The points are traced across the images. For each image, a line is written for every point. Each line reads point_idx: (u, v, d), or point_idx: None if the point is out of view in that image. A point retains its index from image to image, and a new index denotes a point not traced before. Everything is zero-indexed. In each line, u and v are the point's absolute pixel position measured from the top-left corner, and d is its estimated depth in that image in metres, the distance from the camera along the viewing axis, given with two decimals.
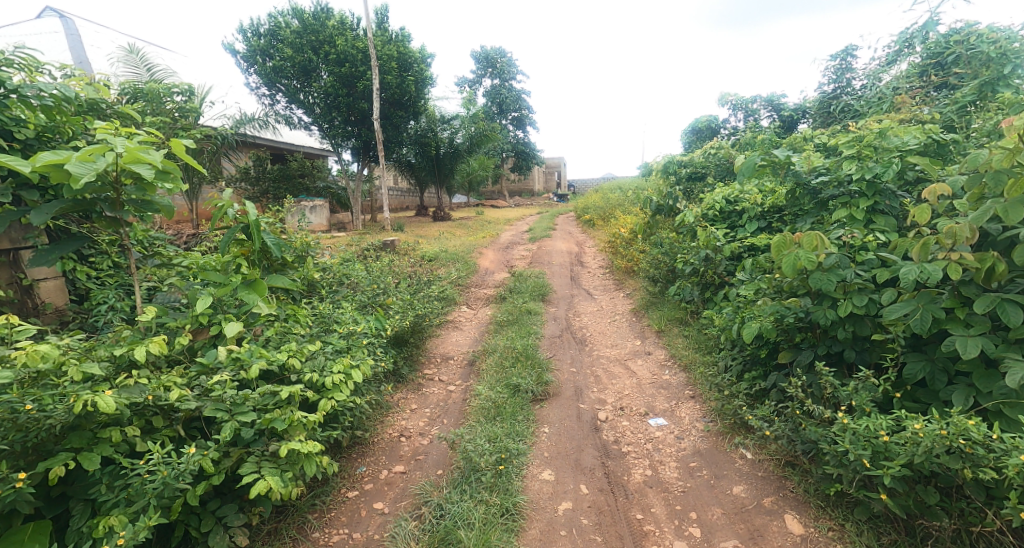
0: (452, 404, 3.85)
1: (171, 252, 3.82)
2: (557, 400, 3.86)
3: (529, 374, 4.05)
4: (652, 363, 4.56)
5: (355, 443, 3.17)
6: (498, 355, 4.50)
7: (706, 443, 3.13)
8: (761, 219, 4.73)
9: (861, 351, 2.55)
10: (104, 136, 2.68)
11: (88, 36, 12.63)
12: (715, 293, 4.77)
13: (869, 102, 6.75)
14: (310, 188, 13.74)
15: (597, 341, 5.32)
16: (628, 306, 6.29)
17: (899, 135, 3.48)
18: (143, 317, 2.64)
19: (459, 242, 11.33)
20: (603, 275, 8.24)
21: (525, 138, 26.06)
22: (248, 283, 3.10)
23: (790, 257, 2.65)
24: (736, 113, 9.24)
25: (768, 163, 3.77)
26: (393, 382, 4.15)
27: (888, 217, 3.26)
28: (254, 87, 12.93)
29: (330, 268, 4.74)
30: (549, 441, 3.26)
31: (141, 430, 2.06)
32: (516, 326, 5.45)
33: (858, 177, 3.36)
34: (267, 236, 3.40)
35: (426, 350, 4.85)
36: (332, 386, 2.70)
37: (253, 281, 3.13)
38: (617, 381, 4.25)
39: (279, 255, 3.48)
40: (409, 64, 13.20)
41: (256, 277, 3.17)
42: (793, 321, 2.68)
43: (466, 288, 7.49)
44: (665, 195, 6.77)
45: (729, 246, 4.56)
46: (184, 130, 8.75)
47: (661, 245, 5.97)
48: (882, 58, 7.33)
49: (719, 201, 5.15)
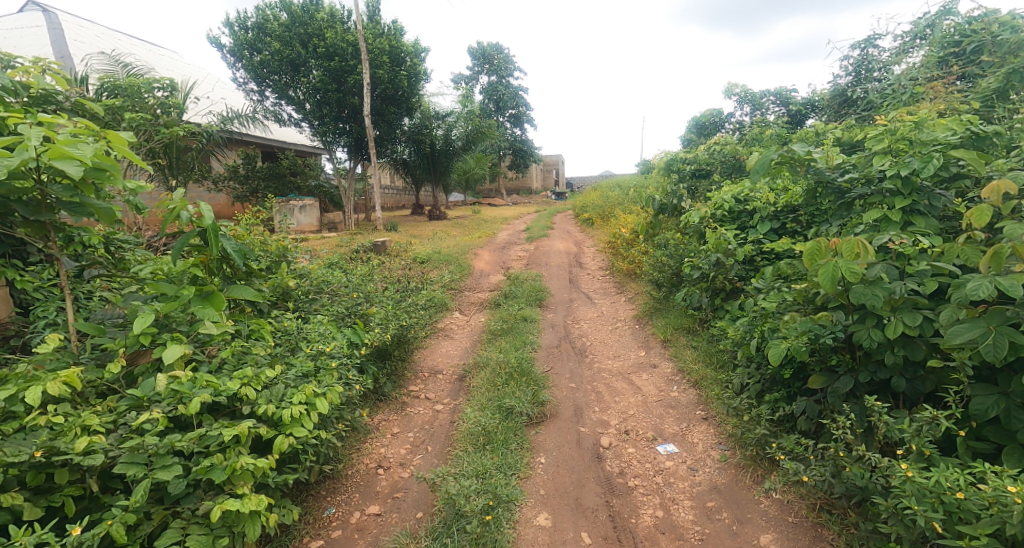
0: (439, 427, 3.50)
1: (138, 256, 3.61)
2: (555, 423, 3.49)
3: (524, 393, 3.68)
4: (657, 378, 4.21)
5: (324, 479, 2.81)
6: (491, 370, 4.13)
7: (725, 477, 2.78)
8: (774, 220, 4.38)
9: (912, 379, 2.17)
10: (18, 129, 2.31)
11: (71, 31, 12.16)
12: (727, 300, 4.41)
13: (884, 94, 6.46)
14: (300, 187, 13.40)
15: (598, 351, 4.96)
16: (630, 312, 5.93)
17: (937, 126, 3.09)
18: (43, 347, 2.24)
19: (453, 242, 10.97)
20: (603, 278, 7.88)
21: (523, 135, 25.68)
22: (203, 295, 2.75)
23: (826, 268, 2.25)
24: (741, 106, 9.02)
25: (786, 161, 3.42)
26: (374, 400, 3.79)
27: (928, 219, 2.86)
28: (241, 82, 12.52)
29: (309, 274, 4.39)
30: (546, 474, 2.90)
31: (36, 492, 1.68)
32: (511, 335, 5.08)
33: (893, 173, 2.96)
34: (227, 241, 3.05)
35: (413, 364, 4.47)
36: (292, 420, 2.33)
37: (210, 292, 2.79)
38: (620, 399, 3.89)
39: (241, 263, 3.11)
40: (401, 58, 12.76)
41: (213, 287, 2.82)
42: (830, 342, 2.31)
43: (459, 292, 7.14)
44: (668, 193, 6.31)
45: (741, 250, 4.18)
46: (167, 128, 8.52)
47: (665, 247, 5.61)
48: (895, 48, 6.96)
49: (728, 200, 4.81)
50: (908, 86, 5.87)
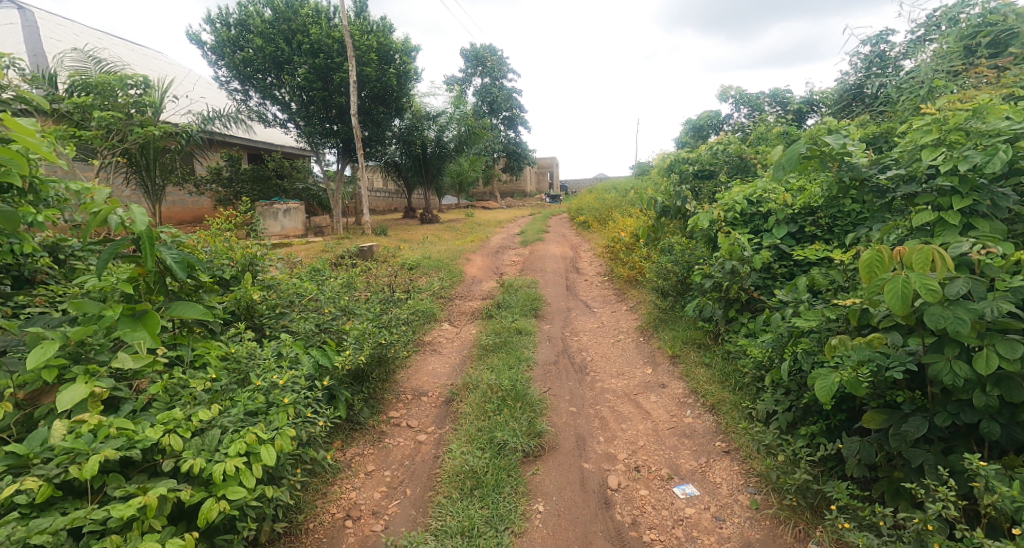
0: (421, 464, 3.05)
1: (85, 267, 3.21)
2: (555, 457, 3.05)
3: (519, 422, 3.24)
4: (668, 400, 3.77)
5: (280, 536, 2.38)
6: (481, 393, 3.68)
7: (759, 531, 2.37)
8: (791, 222, 4.01)
9: (1006, 426, 1.76)
10: None
11: (47, 29, 11.63)
12: (742, 312, 3.98)
13: (900, 89, 6.05)
14: (287, 190, 12.93)
15: (599, 367, 4.52)
16: (633, 323, 5.50)
17: (996, 113, 2.66)
18: None
19: (445, 246, 10.51)
20: (602, 284, 7.44)
21: (516, 137, 25.25)
22: (136, 316, 2.33)
23: (895, 285, 1.81)
24: (738, 108, 8.65)
25: (815, 156, 3.04)
26: (347, 431, 3.33)
27: (992, 222, 2.43)
28: (223, 81, 11.98)
29: (279, 285, 3.93)
30: (545, 527, 2.47)
31: None
32: (505, 351, 4.64)
33: (949, 168, 2.52)
34: (167, 251, 2.59)
35: (395, 385, 4.00)
36: (229, 478, 1.87)
37: (144, 312, 2.37)
38: (627, 426, 3.46)
39: (185, 275, 2.65)
40: (389, 56, 12.30)
41: (149, 306, 2.41)
42: (897, 376, 1.90)
43: (449, 300, 6.69)
44: (671, 194, 5.81)
45: (760, 257, 3.75)
46: (141, 128, 8.06)
47: (670, 253, 5.20)
48: (909, 43, 6.58)
49: (740, 201, 4.39)
50: (924, 81, 5.49)
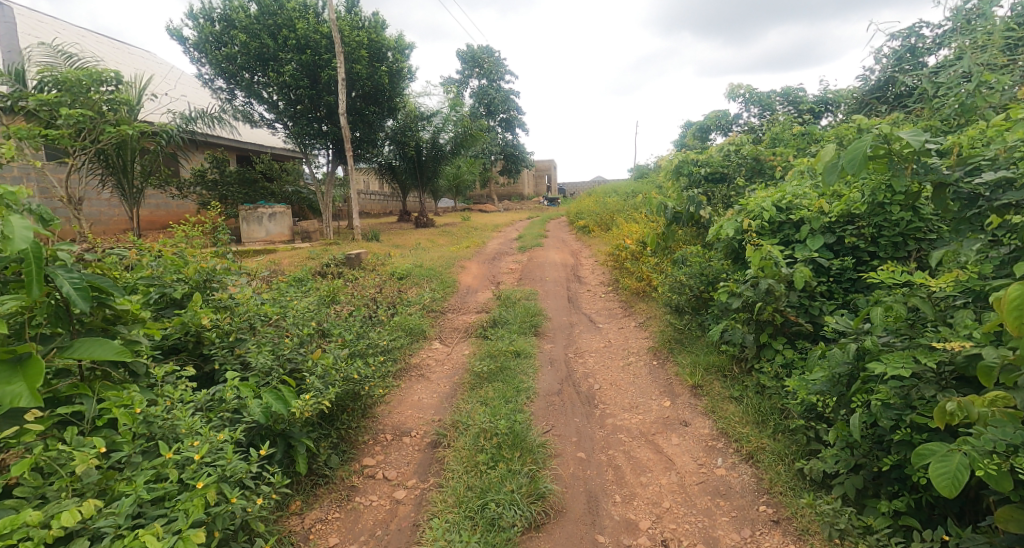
0: (397, 535, 2.49)
1: None
2: (563, 528, 2.48)
3: (518, 480, 2.66)
4: (692, 443, 3.18)
5: None
6: (472, 437, 3.09)
7: None
8: (829, 233, 3.44)
9: None
10: None
11: (26, 25, 11.02)
12: (778, 338, 3.39)
13: (932, 86, 5.51)
14: (274, 193, 12.32)
15: (609, 397, 3.94)
16: (645, 342, 4.91)
17: None
18: None
19: (438, 252, 9.91)
20: (607, 295, 6.86)
21: (514, 140, 24.70)
22: (17, 362, 1.77)
23: None
24: (748, 107, 8.00)
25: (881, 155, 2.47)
26: (310, 488, 2.75)
27: None
28: (205, 79, 11.33)
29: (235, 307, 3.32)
30: None
31: None
32: (501, 379, 4.04)
33: None
34: (65, 276, 2.00)
35: (371, 424, 3.41)
36: None
37: (29, 356, 1.82)
38: (648, 478, 2.89)
39: (90, 306, 2.06)
40: (381, 54, 11.70)
41: (36, 348, 1.86)
42: None
43: (441, 314, 6.08)
44: (683, 199, 5.22)
45: (800, 273, 3.16)
46: (115, 127, 7.43)
47: (687, 265, 4.62)
48: (938, 38, 6.03)
49: (769, 208, 3.77)
50: (962, 76, 4.95)
